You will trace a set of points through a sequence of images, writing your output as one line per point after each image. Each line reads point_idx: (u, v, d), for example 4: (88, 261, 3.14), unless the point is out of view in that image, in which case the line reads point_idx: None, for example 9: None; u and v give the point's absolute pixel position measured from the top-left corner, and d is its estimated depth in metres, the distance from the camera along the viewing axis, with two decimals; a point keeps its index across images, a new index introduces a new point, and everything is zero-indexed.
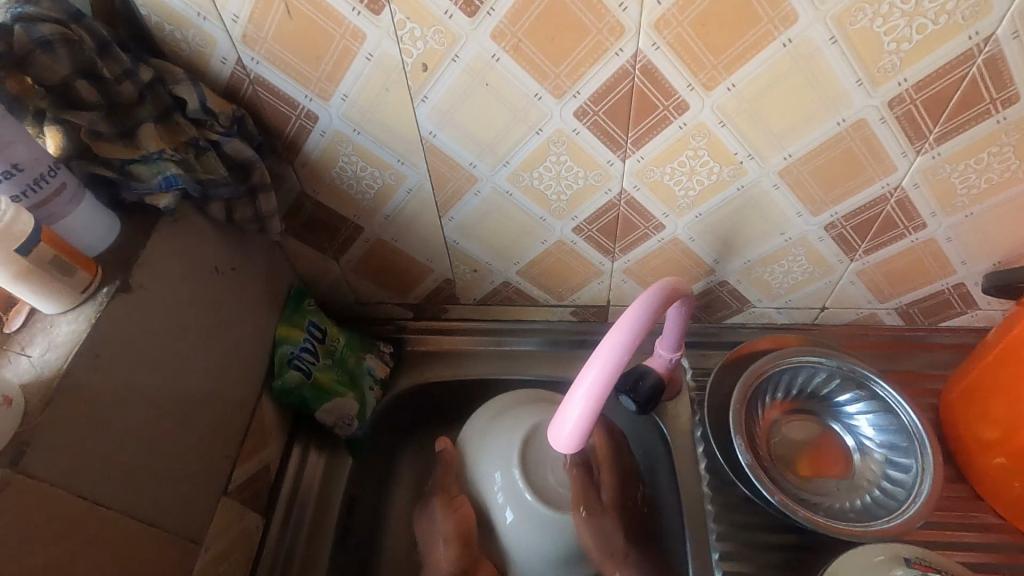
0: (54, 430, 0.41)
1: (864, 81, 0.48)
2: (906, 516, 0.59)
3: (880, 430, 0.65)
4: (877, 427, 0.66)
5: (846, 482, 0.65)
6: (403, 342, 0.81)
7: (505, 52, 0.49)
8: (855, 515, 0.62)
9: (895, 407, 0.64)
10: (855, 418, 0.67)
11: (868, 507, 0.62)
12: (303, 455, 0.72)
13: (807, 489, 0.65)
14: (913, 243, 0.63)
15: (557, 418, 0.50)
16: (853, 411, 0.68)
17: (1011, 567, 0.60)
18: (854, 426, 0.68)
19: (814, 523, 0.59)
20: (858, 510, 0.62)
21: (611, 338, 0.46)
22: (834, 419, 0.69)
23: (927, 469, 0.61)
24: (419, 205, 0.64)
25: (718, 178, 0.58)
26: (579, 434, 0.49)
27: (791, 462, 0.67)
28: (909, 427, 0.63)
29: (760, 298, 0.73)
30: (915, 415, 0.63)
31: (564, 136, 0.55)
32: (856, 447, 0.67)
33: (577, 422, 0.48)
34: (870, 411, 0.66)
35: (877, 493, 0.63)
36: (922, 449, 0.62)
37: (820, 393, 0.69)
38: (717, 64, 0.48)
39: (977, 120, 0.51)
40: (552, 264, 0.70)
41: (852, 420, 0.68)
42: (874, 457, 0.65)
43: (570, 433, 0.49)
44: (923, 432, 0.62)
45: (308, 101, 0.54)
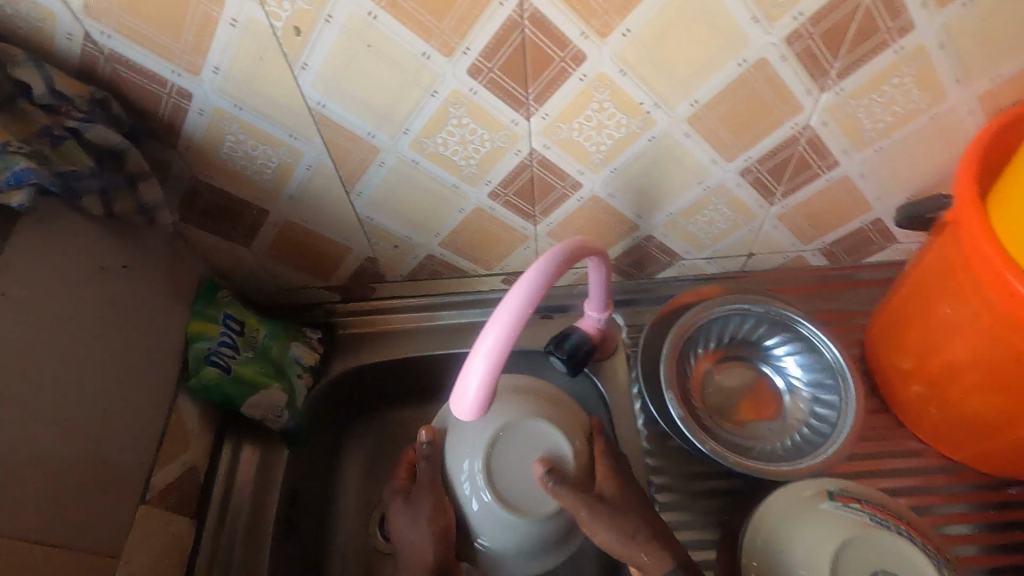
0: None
1: (760, 18, 0.46)
2: (831, 452, 0.60)
3: (806, 369, 0.67)
4: (803, 366, 0.67)
5: (777, 423, 0.67)
6: (333, 326, 0.78)
7: (381, 8, 0.45)
8: (785, 455, 0.63)
9: (819, 346, 0.66)
10: (783, 360, 0.68)
11: (797, 446, 0.63)
12: (235, 451, 0.70)
13: (740, 435, 0.66)
14: (828, 182, 0.63)
15: (459, 385, 0.45)
16: (781, 354, 0.69)
17: (932, 487, 0.63)
18: (782, 367, 0.69)
19: (745, 468, 0.59)
20: (788, 449, 0.63)
21: (510, 299, 0.44)
22: (765, 363, 0.70)
23: (849, 403, 0.62)
24: (323, 181, 0.60)
25: (628, 131, 0.56)
26: (484, 389, 0.45)
27: (724, 409, 0.68)
28: (833, 365, 0.64)
29: (687, 251, 0.72)
30: (839, 352, 0.64)
31: (461, 96, 0.52)
32: (786, 388, 0.68)
33: (479, 387, 0.45)
34: (797, 352, 0.67)
35: (805, 431, 0.64)
36: (845, 384, 0.63)
37: (749, 338, 0.69)
38: (608, 9, 0.45)
39: (876, 52, 0.50)
40: (474, 234, 0.68)
41: (781, 362, 0.69)
42: (802, 396, 0.66)
43: (474, 389, 0.45)
44: (846, 368, 0.63)
45: (177, 77, 0.49)
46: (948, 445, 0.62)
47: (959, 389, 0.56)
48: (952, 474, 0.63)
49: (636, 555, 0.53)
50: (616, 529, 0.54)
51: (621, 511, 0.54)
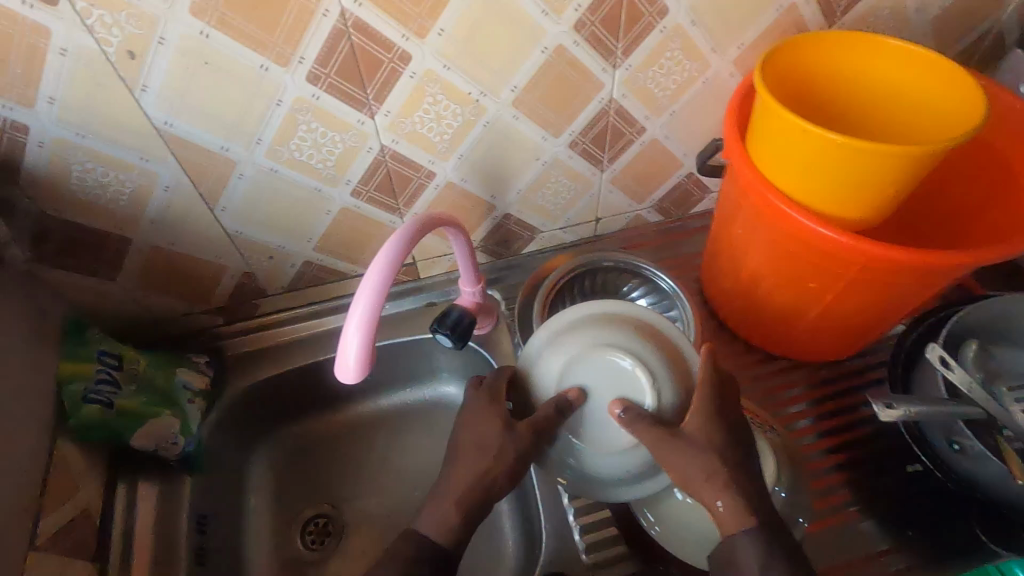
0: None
1: (548, 11, 0.56)
2: None
3: (653, 304, 0.79)
4: (650, 302, 0.79)
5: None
6: (221, 349, 0.78)
7: (212, 27, 0.49)
8: None
9: (657, 281, 0.79)
10: (636, 302, 0.80)
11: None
12: (132, 490, 0.67)
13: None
14: (642, 145, 0.74)
15: (337, 359, 0.50)
16: (633, 296, 0.80)
17: (766, 382, 0.76)
18: None
19: None
20: None
21: (372, 274, 0.50)
22: None
23: (689, 320, 0.74)
24: (185, 201, 0.62)
25: (464, 119, 0.64)
26: (365, 351, 0.50)
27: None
28: (670, 293, 0.77)
29: (543, 224, 0.82)
30: (670, 278, 0.77)
31: (306, 102, 0.57)
32: None
33: (356, 356, 0.49)
34: (643, 292, 0.80)
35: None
36: (682, 305, 0.76)
37: (609, 290, 0.81)
38: (420, 13, 0.53)
39: (646, 32, 0.61)
40: (347, 233, 0.72)
41: (634, 304, 0.80)
42: None
43: (356, 352, 0.49)
44: (679, 293, 0.76)
45: (10, 110, 0.50)
46: (771, 345, 0.75)
47: (763, 292, 0.68)
48: (781, 369, 0.77)
49: (714, 499, 0.49)
50: (698, 470, 0.49)
51: (700, 449, 0.50)
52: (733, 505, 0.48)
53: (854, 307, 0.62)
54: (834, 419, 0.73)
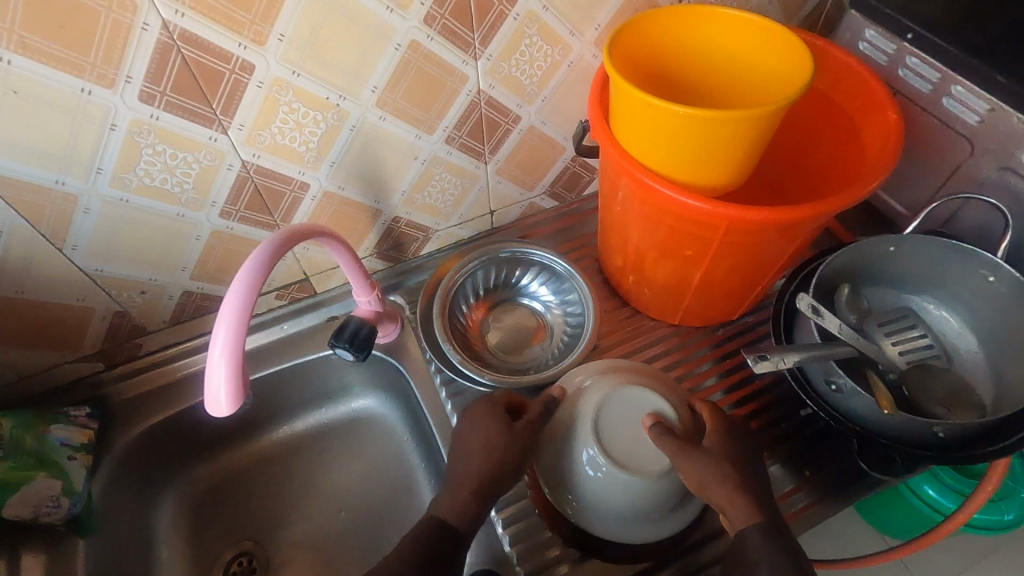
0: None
1: (393, 7, 0.55)
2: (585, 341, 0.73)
3: (552, 288, 0.80)
4: (548, 287, 0.80)
5: (547, 340, 0.79)
6: (104, 396, 0.72)
7: (14, 52, 0.45)
8: (556, 360, 0.75)
9: (552, 265, 0.79)
10: (533, 288, 0.81)
11: (562, 350, 0.76)
12: (12, 564, 0.61)
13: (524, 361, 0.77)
14: (521, 133, 0.74)
15: (207, 394, 0.47)
16: (530, 283, 0.81)
17: (670, 350, 0.78)
18: (534, 294, 0.81)
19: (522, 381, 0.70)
20: (557, 355, 0.76)
21: (230, 298, 0.47)
22: (523, 297, 0.82)
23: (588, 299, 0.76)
24: (24, 243, 0.57)
25: (327, 126, 0.61)
26: (234, 378, 0.47)
27: (509, 346, 0.78)
28: (565, 274, 0.78)
29: (436, 222, 0.81)
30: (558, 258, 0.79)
31: (144, 124, 0.53)
32: (544, 310, 0.81)
33: (226, 387, 0.47)
34: (539, 277, 0.81)
35: (565, 337, 0.77)
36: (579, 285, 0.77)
37: (505, 280, 0.81)
38: (253, 19, 0.50)
39: (500, 21, 0.61)
40: (224, 257, 0.69)
41: (532, 291, 0.81)
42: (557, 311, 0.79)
43: (224, 381, 0.47)
44: (575, 274, 0.77)
45: None
46: (668, 313, 0.77)
47: (651, 264, 0.70)
48: (682, 335, 0.79)
49: (724, 500, 0.54)
50: (709, 471, 0.54)
51: (713, 458, 0.55)
52: (744, 503, 0.53)
53: (731, 268, 0.65)
54: (734, 374, 0.76)
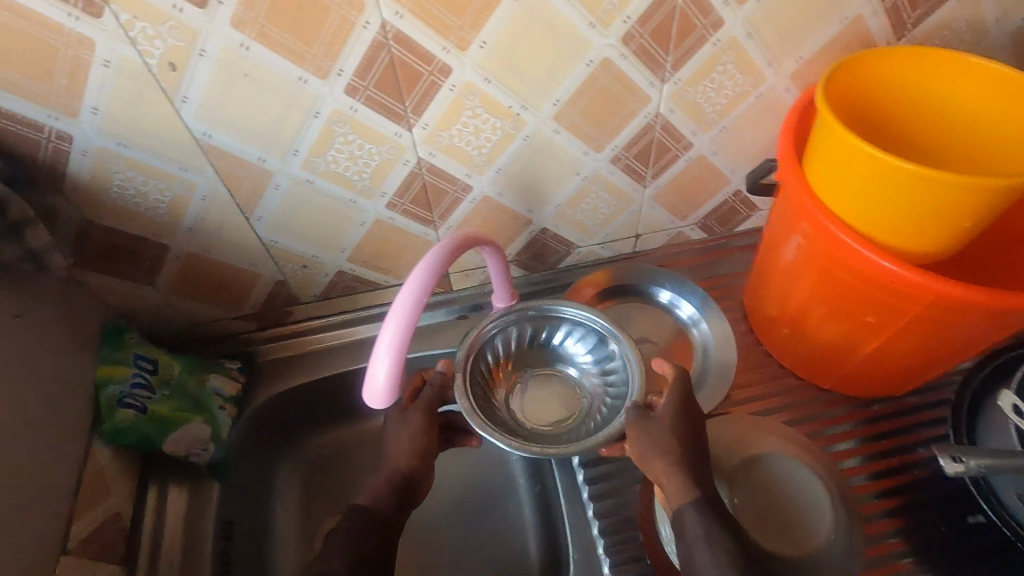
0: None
1: (595, 23, 0.54)
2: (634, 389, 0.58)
3: (586, 347, 0.67)
4: (582, 345, 0.67)
5: (586, 412, 0.65)
6: (252, 355, 0.78)
7: (252, 39, 0.48)
8: (599, 426, 0.60)
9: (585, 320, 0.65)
10: (567, 347, 0.68)
11: (603, 417, 0.61)
12: (162, 494, 0.68)
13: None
14: (688, 161, 0.71)
15: (366, 380, 0.50)
16: (562, 342, 0.68)
17: (813, 416, 0.72)
18: (570, 355, 0.68)
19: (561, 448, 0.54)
20: (599, 424, 0.61)
21: (403, 295, 0.49)
22: (557, 359, 0.69)
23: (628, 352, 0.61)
24: (220, 210, 0.62)
25: (503, 133, 0.62)
26: (393, 375, 0.50)
27: (533, 414, 0.66)
28: (602, 329, 0.63)
29: (581, 238, 0.79)
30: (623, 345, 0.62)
31: (343, 115, 0.56)
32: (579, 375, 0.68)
33: (385, 377, 0.49)
34: (571, 334, 0.67)
35: (606, 406, 0.62)
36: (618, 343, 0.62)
37: (533, 339, 0.68)
38: (462, 25, 0.51)
39: (699, 44, 0.58)
40: (378, 245, 0.71)
41: (567, 349, 0.68)
42: (594, 377, 0.66)
43: (384, 376, 0.49)
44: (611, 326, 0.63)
45: (54, 121, 0.50)
46: (817, 376, 0.71)
47: (814, 322, 0.64)
48: (828, 402, 0.72)
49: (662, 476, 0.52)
50: (653, 448, 0.52)
51: (667, 434, 0.52)
52: (681, 480, 0.51)
53: (913, 343, 0.58)
54: (883, 460, 0.68)
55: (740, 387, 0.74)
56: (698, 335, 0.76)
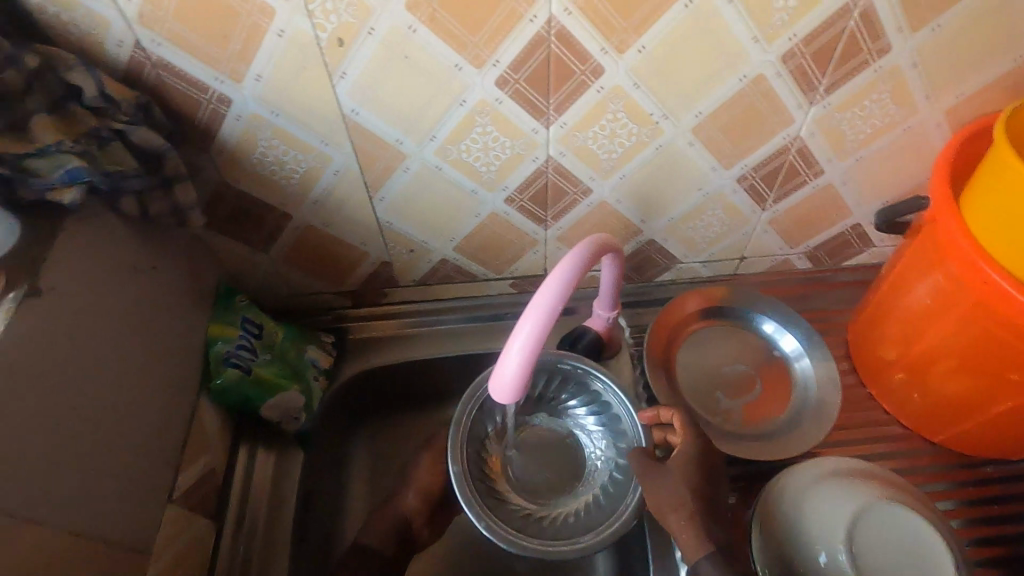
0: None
1: (760, 38, 0.52)
2: (625, 518, 0.56)
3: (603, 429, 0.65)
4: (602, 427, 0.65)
5: (582, 491, 0.63)
6: (344, 331, 0.79)
7: (421, 22, 0.49)
8: (576, 522, 0.59)
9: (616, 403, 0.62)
10: (585, 419, 0.66)
11: (585, 517, 0.60)
12: (251, 455, 0.70)
13: (750, 427, 0.70)
14: (814, 189, 0.68)
15: (494, 375, 0.50)
16: (583, 413, 0.66)
17: (917, 468, 0.68)
18: (586, 429, 0.67)
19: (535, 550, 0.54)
20: (580, 518, 0.60)
21: (543, 295, 0.48)
22: (569, 424, 0.68)
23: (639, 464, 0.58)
24: (347, 187, 0.63)
25: (637, 140, 0.60)
26: (524, 369, 0.49)
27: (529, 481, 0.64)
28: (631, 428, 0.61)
29: (685, 254, 0.77)
30: (631, 408, 0.61)
31: (487, 105, 0.56)
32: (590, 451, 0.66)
33: (516, 369, 0.48)
34: (592, 411, 0.65)
35: (603, 499, 0.61)
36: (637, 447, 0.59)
37: (548, 397, 0.66)
38: (626, 27, 0.50)
39: (859, 69, 0.56)
40: (487, 237, 0.71)
41: (582, 420, 0.67)
42: (602, 462, 0.64)
43: (516, 370, 0.48)
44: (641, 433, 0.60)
45: (219, 84, 0.52)
46: (928, 427, 0.68)
47: (941, 370, 0.61)
48: (934, 455, 0.69)
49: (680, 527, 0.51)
50: (669, 497, 0.52)
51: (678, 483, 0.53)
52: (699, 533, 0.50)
53: None
54: (992, 525, 0.64)
55: (838, 427, 0.71)
56: (799, 370, 0.73)
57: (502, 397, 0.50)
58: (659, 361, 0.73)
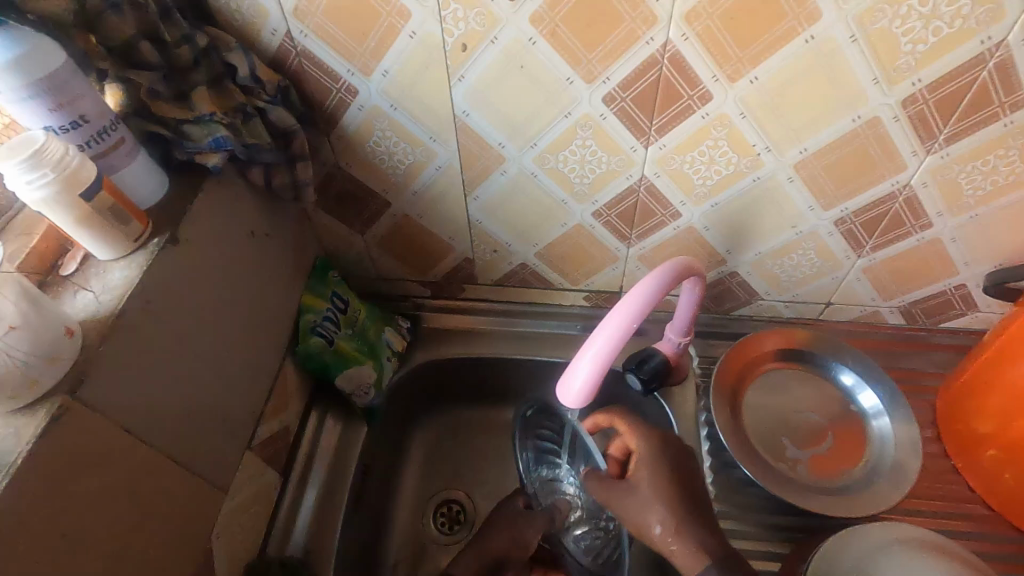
0: (98, 367, 0.42)
1: (881, 80, 0.51)
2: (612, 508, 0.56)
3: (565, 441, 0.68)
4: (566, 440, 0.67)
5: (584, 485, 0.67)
6: (419, 319, 0.83)
7: (542, 36, 0.51)
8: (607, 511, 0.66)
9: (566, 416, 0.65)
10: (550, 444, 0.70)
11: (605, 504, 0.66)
12: (321, 421, 0.75)
13: (816, 480, 0.67)
14: (919, 242, 0.65)
15: (564, 379, 0.51)
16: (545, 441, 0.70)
17: (1000, 555, 0.63)
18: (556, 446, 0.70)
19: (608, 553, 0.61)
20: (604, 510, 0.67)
21: (622, 308, 0.49)
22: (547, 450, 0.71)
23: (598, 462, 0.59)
24: (446, 182, 0.66)
25: (735, 170, 0.60)
26: (595, 378, 0.50)
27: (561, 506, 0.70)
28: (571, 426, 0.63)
29: (767, 292, 0.75)
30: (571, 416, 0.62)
31: (591, 120, 0.57)
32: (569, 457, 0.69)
33: (587, 376, 0.50)
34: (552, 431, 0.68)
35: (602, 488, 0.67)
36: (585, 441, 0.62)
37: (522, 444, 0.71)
38: (742, 57, 0.51)
39: (986, 123, 0.53)
40: (569, 248, 0.73)
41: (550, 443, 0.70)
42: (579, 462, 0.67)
43: (587, 377, 0.50)
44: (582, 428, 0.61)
45: (351, 76, 0.57)
46: (1020, 514, 0.62)
47: None
48: (1022, 545, 0.63)
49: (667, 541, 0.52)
50: (636, 511, 0.54)
51: (640, 503, 0.54)
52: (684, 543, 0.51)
53: None
54: None
55: (915, 496, 0.67)
56: (877, 428, 0.70)
57: (568, 401, 0.52)
58: (727, 398, 0.71)
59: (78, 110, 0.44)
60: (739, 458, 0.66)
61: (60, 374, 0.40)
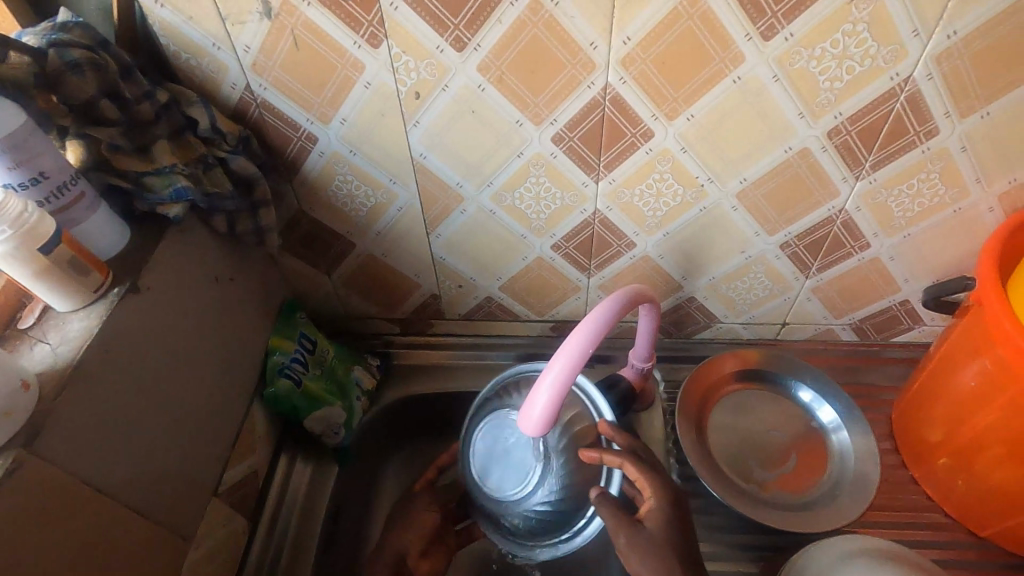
0: (53, 420, 0.42)
1: (805, 114, 0.55)
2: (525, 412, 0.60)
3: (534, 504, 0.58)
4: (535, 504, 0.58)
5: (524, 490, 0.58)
6: (389, 356, 0.84)
7: (489, 83, 0.54)
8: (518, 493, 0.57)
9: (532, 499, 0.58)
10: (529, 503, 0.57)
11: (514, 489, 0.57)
12: (290, 463, 0.74)
13: (784, 497, 0.68)
14: (860, 261, 0.69)
15: (524, 409, 0.52)
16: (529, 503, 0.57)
17: (962, 562, 0.64)
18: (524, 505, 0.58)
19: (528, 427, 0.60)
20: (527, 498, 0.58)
21: (576, 335, 0.51)
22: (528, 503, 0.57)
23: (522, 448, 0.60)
24: (408, 222, 0.69)
25: (682, 200, 0.64)
26: (553, 406, 0.51)
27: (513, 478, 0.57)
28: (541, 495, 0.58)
29: (725, 314, 0.78)
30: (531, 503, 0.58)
31: (543, 159, 0.60)
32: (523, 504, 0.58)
33: (545, 405, 0.51)
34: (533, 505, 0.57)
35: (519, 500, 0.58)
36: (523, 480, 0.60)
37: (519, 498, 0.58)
38: (677, 97, 0.54)
39: (905, 150, 0.57)
40: (532, 280, 0.75)
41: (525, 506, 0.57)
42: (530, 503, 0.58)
43: (545, 406, 0.51)
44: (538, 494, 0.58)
45: (310, 124, 0.59)
46: (977, 521, 0.64)
47: (986, 458, 0.59)
48: (982, 551, 0.65)
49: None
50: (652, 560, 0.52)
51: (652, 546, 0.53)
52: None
53: None
54: None
55: (876, 508, 0.68)
56: (837, 442, 0.72)
57: (529, 431, 0.53)
58: (691, 422, 0.72)
59: (36, 167, 0.45)
60: (705, 479, 0.67)
61: (14, 429, 0.40)
